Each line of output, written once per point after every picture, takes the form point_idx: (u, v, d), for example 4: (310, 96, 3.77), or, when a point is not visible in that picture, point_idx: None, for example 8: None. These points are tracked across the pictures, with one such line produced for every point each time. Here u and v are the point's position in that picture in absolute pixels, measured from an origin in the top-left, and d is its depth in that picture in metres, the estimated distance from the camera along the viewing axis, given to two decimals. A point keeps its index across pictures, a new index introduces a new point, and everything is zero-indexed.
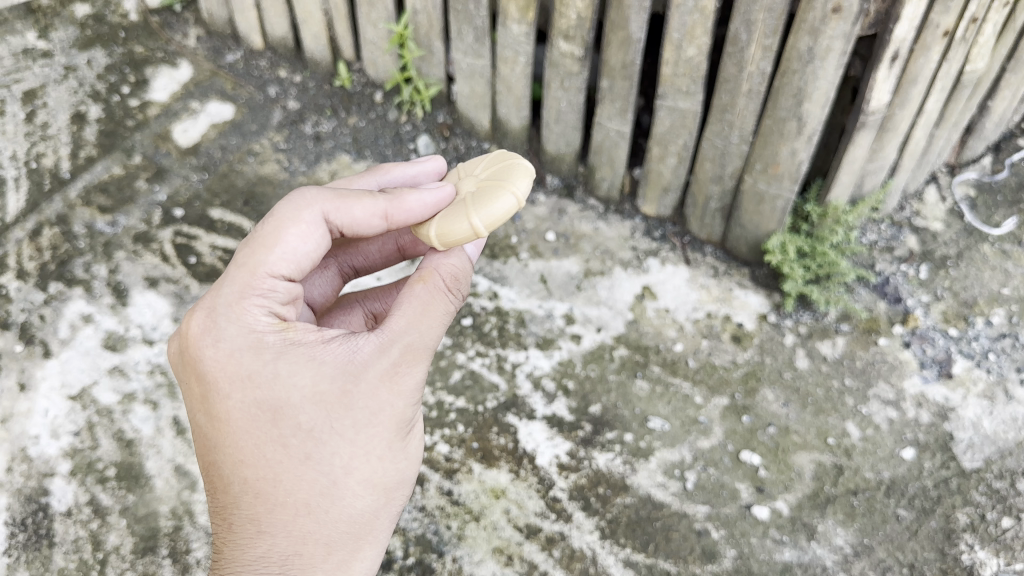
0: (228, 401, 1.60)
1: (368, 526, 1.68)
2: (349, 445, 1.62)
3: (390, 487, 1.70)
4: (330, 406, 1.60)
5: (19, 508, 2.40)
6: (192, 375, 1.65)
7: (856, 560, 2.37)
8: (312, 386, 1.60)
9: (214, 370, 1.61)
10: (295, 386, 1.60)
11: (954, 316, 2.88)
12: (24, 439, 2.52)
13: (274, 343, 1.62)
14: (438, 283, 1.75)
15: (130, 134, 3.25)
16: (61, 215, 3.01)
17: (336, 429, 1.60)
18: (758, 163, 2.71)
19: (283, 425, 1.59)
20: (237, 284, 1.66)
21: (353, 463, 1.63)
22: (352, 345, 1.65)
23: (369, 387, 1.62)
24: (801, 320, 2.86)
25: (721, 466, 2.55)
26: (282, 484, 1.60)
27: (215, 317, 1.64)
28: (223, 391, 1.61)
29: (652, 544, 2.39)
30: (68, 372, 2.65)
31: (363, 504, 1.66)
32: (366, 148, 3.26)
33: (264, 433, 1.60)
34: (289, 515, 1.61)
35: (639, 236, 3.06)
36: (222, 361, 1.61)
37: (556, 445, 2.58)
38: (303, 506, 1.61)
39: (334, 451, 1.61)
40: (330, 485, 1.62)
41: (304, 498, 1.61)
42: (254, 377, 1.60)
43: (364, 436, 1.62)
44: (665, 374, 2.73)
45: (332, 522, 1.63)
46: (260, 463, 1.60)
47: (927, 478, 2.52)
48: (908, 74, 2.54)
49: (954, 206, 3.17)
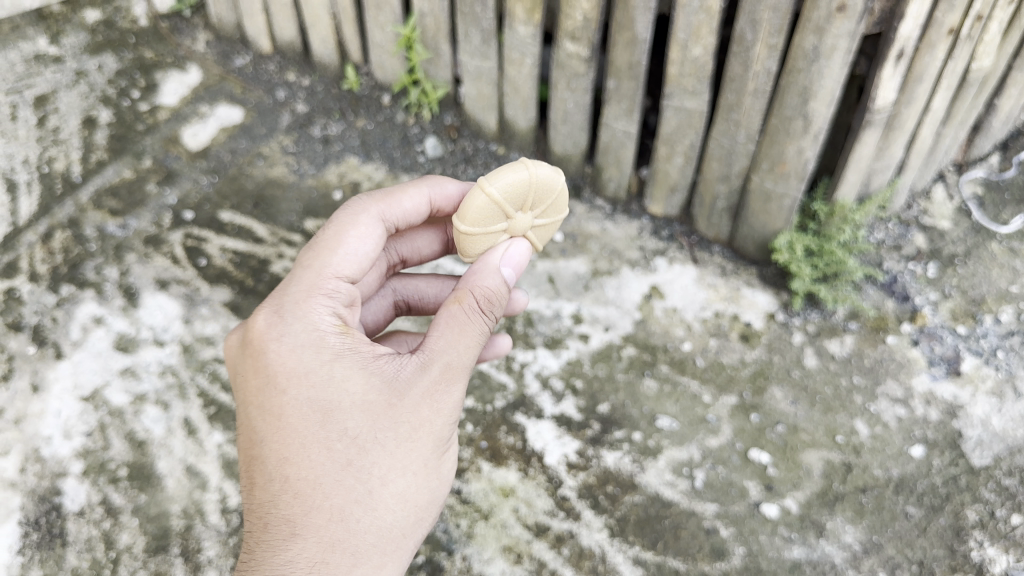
0: (282, 398, 1.64)
1: (397, 544, 1.65)
2: (390, 456, 1.62)
3: (422, 506, 1.68)
4: (376, 415, 1.62)
5: (32, 508, 2.42)
6: (250, 370, 1.69)
7: (865, 557, 2.37)
8: (362, 392, 1.63)
9: (272, 368, 1.66)
10: (347, 390, 1.63)
11: (962, 314, 2.87)
12: (36, 439, 2.54)
13: (332, 344, 1.67)
14: (472, 303, 1.73)
15: (140, 137, 3.27)
16: (72, 218, 3.03)
17: (379, 438, 1.62)
18: (765, 162, 2.72)
19: (330, 427, 1.62)
20: (306, 284, 1.74)
21: (390, 475, 1.62)
22: (400, 361, 1.68)
23: (413, 403, 1.64)
24: (809, 318, 2.87)
25: (729, 465, 2.55)
26: (323, 487, 1.60)
27: (281, 313, 1.70)
28: (280, 387, 1.65)
29: (661, 542, 2.40)
30: (80, 373, 2.67)
31: (395, 518, 1.63)
32: (374, 150, 3.28)
33: (311, 433, 1.62)
34: (321, 520, 1.59)
35: (647, 236, 3.07)
36: (283, 357, 1.66)
37: (565, 444, 2.59)
38: (336, 513, 1.60)
39: (376, 459, 1.61)
40: (366, 495, 1.61)
41: (339, 505, 1.60)
42: (309, 377, 1.64)
43: (403, 448, 1.63)
44: (674, 372, 2.74)
45: (363, 535, 1.60)
46: (303, 462, 1.61)
47: (936, 476, 2.52)
48: (914, 72, 2.54)
49: (962, 204, 3.17)
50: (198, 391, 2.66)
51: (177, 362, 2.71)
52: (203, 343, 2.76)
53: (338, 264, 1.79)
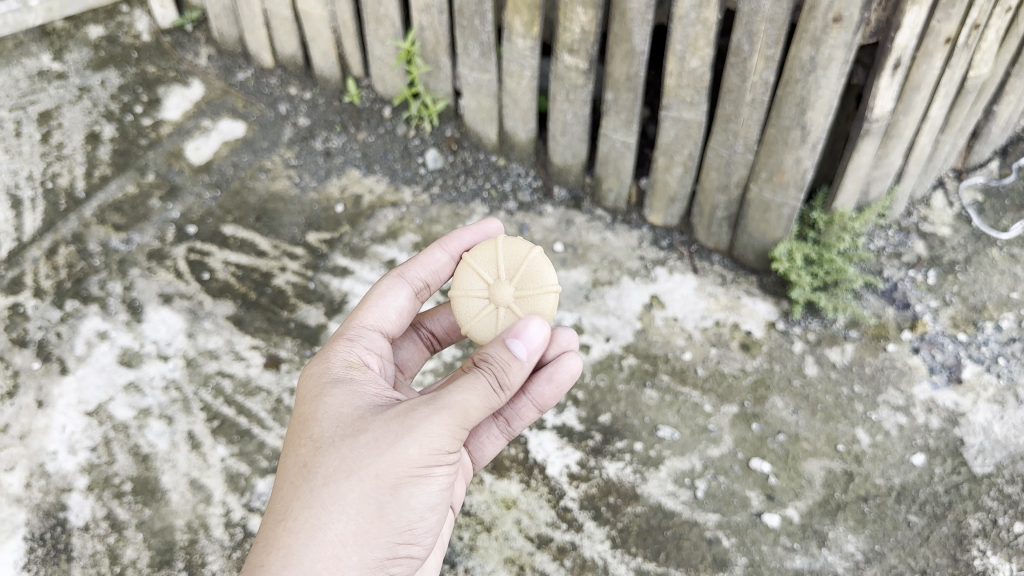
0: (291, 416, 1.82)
1: (332, 549, 1.62)
2: (341, 460, 1.64)
3: (369, 519, 1.64)
4: (343, 427, 1.69)
5: (37, 523, 2.44)
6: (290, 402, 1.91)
7: (867, 566, 2.38)
8: (341, 407, 1.73)
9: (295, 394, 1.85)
10: (331, 405, 1.74)
11: (963, 321, 2.88)
12: (42, 454, 2.56)
13: (336, 373, 1.81)
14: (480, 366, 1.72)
15: (143, 152, 3.29)
16: (76, 233, 3.06)
17: (337, 442, 1.67)
18: (763, 172, 2.73)
19: (307, 435, 1.72)
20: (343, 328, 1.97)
21: (337, 478, 1.63)
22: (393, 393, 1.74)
23: (381, 420, 1.66)
24: (809, 326, 2.87)
25: (731, 475, 2.55)
26: (284, 482, 1.70)
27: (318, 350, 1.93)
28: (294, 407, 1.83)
29: (663, 553, 2.40)
30: (84, 388, 2.69)
31: (333, 522, 1.62)
32: (375, 163, 3.30)
33: (294, 441, 1.74)
34: (274, 518, 1.65)
35: (647, 246, 3.08)
36: (303, 382, 1.85)
37: (566, 455, 2.60)
38: (284, 512, 1.64)
39: (328, 459, 1.65)
40: (313, 496, 1.64)
41: (290, 503, 1.65)
42: (309, 396, 1.79)
43: (356, 454, 1.64)
44: (674, 382, 2.75)
45: (302, 536, 1.61)
46: (281, 463, 1.74)
47: (938, 484, 2.52)
48: (911, 81, 2.55)
49: (962, 211, 3.17)
50: (202, 404, 2.67)
51: (181, 376, 2.73)
52: (206, 357, 2.78)
53: (375, 319, 2.00)
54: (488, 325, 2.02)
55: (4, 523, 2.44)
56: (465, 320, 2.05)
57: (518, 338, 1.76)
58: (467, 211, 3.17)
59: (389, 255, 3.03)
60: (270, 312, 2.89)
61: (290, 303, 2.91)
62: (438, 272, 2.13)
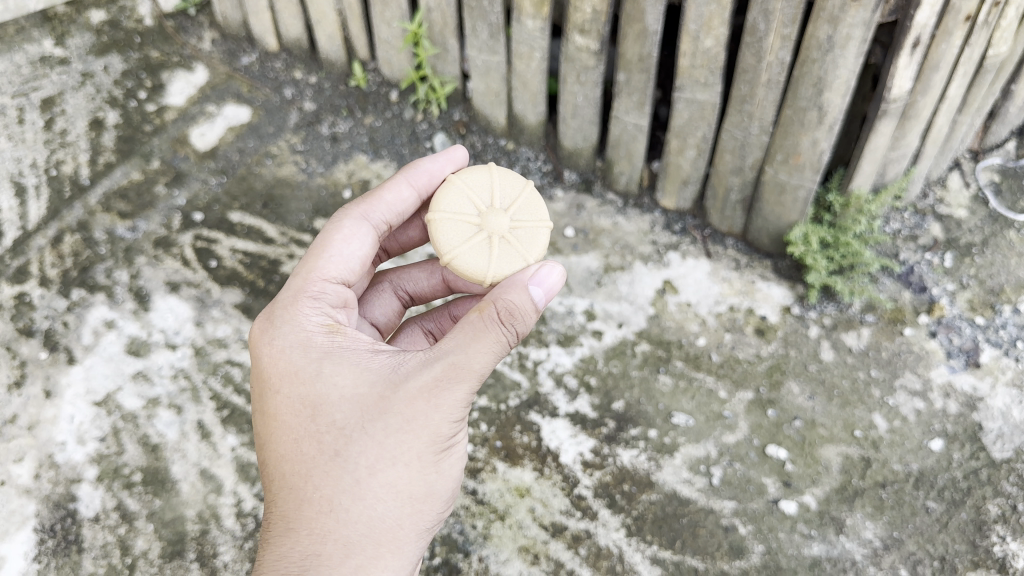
0: (277, 397, 1.70)
1: (394, 534, 1.64)
2: (377, 446, 1.62)
3: (418, 498, 1.66)
4: (360, 407, 1.64)
5: (47, 514, 2.42)
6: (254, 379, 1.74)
7: (886, 553, 2.36)
8: (356, 386, 1.66)
9: (259, 372, 1.73)
10: (335, 386, 1.67)
11: (981, 304, 2.84)
12: (50, 445, 2.54)
13: (327, 346, 1.71)
14: (490, 312, 1.65)
15: (148, 139, 3.25)
16: (81, 221, 3.02)
17: (367, 431, 1.62)
18: (779, 154, 2.68)
19: (319, 420, 1.66)
20: (292, 289, 1.80)
21: (378, 465, 1.61)
22: (398, 360, 1.69)
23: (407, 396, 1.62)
24: (825, 311, 2.83)
25: (746, 461, 2.53)
26: (291, 449, 1.67)
27: (273, 319, 1.76)
28: (274, 387, 1.70)
29: (679, 541, 2.38)
30: (92, 377, 2.67)
31: (387, 509, 1.63)
32: (382, 148, 3.26)
33: (301, 428, 1.66)
34: (312, 511, 1.63)
35: (659, 230, 3.03)
36: (274, 358, 1.72)
37: (580, 443, 2.57)
38: (325, 502, 1.62)
39: (361, 449, 1.62)
40: (353, 482, 1.62)
41: (326, 494, 1.62)
42: (299, 375, 1.69)
43: (395, 442, 1.61)
44: (688, 369, 2.71)
45: (353, 522, 1.61)
46: (267, 429, 1.70)
47: (956, 470, 2.49)
48: (930, 60, 2.50)
49: (979, 192, 3.12)
50: (212, 393, 2.65)
51: (190, 365, 2.70)
52: (215, 346, 2.75)
53: (325, 266, 1.84)
54: (477, 256, 1.89)
55: (14, 514, 2.42)
56: (448, 248, 1.89)
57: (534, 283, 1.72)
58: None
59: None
60: None
61: None
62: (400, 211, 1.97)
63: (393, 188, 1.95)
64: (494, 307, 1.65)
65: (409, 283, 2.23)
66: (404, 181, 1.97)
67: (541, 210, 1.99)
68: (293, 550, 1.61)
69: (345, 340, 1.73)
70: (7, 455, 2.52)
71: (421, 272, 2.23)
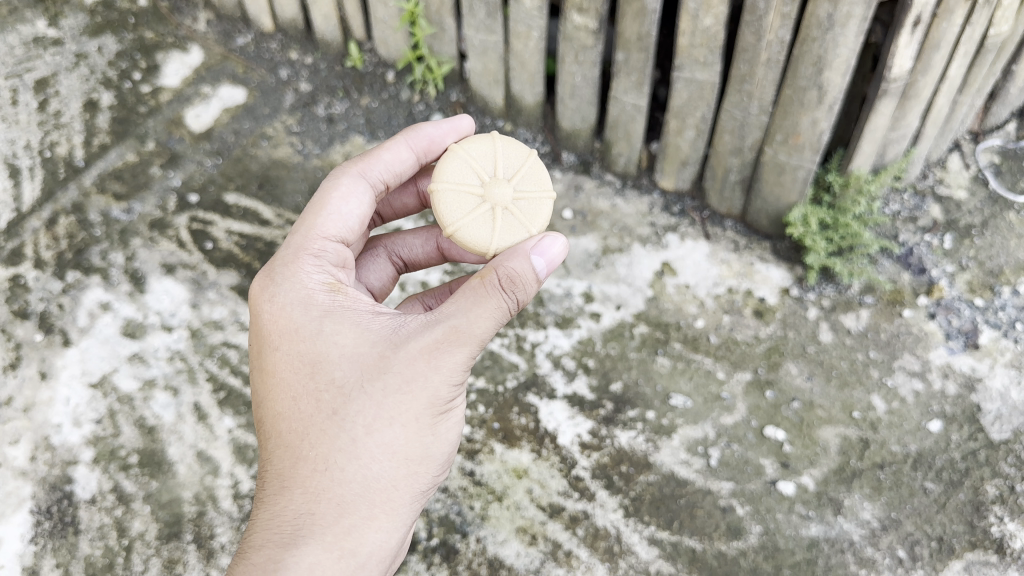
0: (277, 354, 1.70)
1: (388, 496, 1.65)
2: (375, 406, 1.62)
3: (413, 460, 1.67)
4: (360, 367, 1.65)
5: (44, 496, 2.41)
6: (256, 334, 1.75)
7: (883, 534, 2.36)
8: (357, 346, 1.66)
9: (260, 328, 1.73)
10: (335, 344, 1.67)
11: (980, 286, 2.83)
12: (46, 427, 2.53)
13: (328, 305, 1.71)
14: (493, 278, 1.64)
15: (143, 120, 3.22)
16: (76, 202, 3.00)
17: (365, 389, 1.63)
18: (779, 134, 2.66)
19: (320, 379, 1.66)
20: (294, 246, 1.80)
21: (375, 425, 1.62)
22: (398, 322, 1.69)
23: (406, 357, 1.63)
24: (824, 293, 2.82)
25: (744, 443, 2.52)
26: (290, 407, 1.67)
27: (274, 275, 1.76)
28: (276, 344, 1.71)
29: (676, 521, 2.38)
30: (88, 359, 2.65)
31: (382, 470, 1.64)
32: (379, 129, 3.24)
33: (301, 386, 1.67)
34: (309, 469, 1.63)
35: (658, 212, 3.01)
36: (276, 315, 1.72)
37: (577, 424, 2.56)
38: (321, 460, 1.63)
39: (360, 408, 1.62)
40: (350, 441, 1.62)
41: (323, 452, 1.63)
42: (301, 333, 1.69)
43: (392, 403, 1.62)
44: (686, 350, 2.70)
45: (348, 481, 1.62)
46: (267, 387, 1.70)
47: (954, 451, 2.48)
48: (930, 39, 2.47)
49: (979, 173, 3.10)
50: (208, 375, 2.64)
51: (186, 347, 2.69)
52: (211, 328, 2.73)
53: (325, 224, 1.84)
54: (481, 226, 1.88)
55: (10, 497, 2.42)
56: (452, 219, 1.88)
57: (538, 252, 1.72)
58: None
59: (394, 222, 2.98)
60: None
61: None
62: (397, 173, 1.98)
63: (395, 148, 1.96)
64: (495, 274, 1.64)
65: (404, 249, 2.24)
66: (404, 143, 1.98)
67: (545, 180, 1.99)
68: (289, 508, 1.63)
69: (346, 300, 1.73)
70: (3, 437, 2.51)
71: (417, 239, 2.23)
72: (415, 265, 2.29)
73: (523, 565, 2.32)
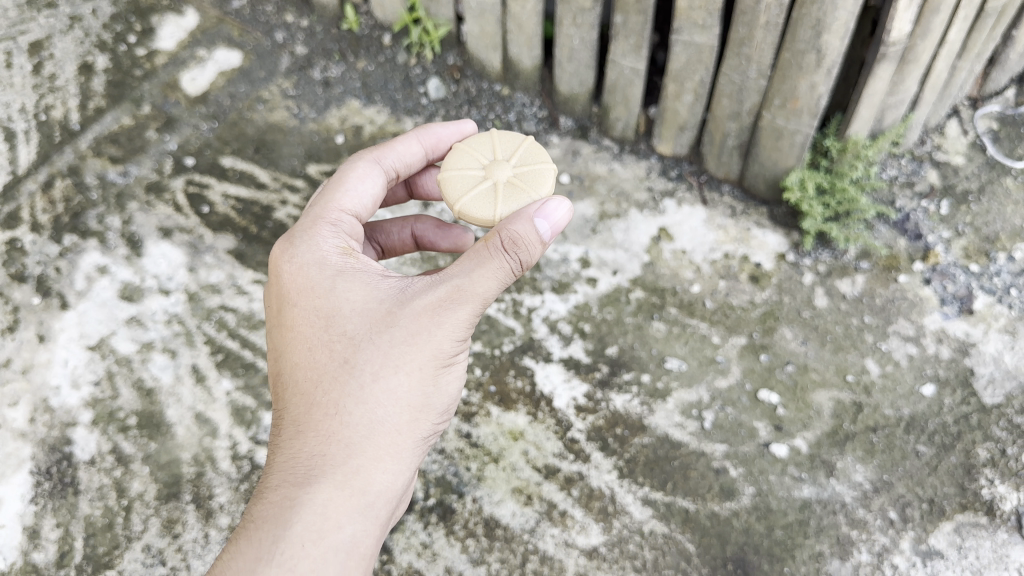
0: (295, 309, 1.72)
1: (392, 441, 1.66)
2: (383, 355, 1.63)
3: (417, 408, 1.68)
4: (372, 320, 1.67)
5: (43, 457, 2.43)
6: (272, 293, 1.77)
7: (875, 496, 2.38)
8: (367, 301, 1.69)
9: (278, 286, 1.75)
10: (347, 299, 1.69)
11: (976, 252, 2.83)
12: (45, 389, 2.54)
13: (342, 265, 1.74)
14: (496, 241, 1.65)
15: (138, 83, 3.20)
16: (72, 166, 2.99)
17: (375, 338, 1.65)
18: (777, 98, 2.66)
19: (334, 330, 1.68)
20: (311, 215, 1.82)
21: (382, 372, 1.63)
22: (410, 283, 1.71)
23: (413, 312, 1.65)
24: (820, 258, 2.83)
25: (739, 406, 2.54)
26: (305, 359, 1.69)
27: (292, 237, 1.78)
28: (292, 300, 1.73)
29: (670, 483, 2.40)
30: (85, 322, 2.66)
31: (388, 415, 1.64)
32: (375, 93, 3.22)
33: (316, 337, 1.69)
34: (320, 415, 1.65)
35: (655, 177, 3.01)
36: (293, 273, 1.74)
37: (573, 388, 2.57)
38: (332, 407, 1.64)
39: (370, 357, 1.64)
40: (359, 389, 1.63)
41: (335, 399, 1.64)
42: (317, 288, 1.71)
43: (400, 352, 1.63)
44: (682, 315, 2.71)
45: (358, 427, 1.63)
46: (285, 341, 1.72)
47: (947, 414, 2.50)
48: (931, 2, 2.45)
49: (977, 139, 3.09)
50: (206, 338, 2.65)
51: (183, 311, 2.70)
52: (209, 292, 2.74)
53: (342, 199, 1.86)
54: (484, 201, 1.88)
55: (10, 458, 2.43)
56: (457, 197, 1.90)
57: (541, 215, 1.71)
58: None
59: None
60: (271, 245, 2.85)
61: None
62: (411, 164, 2.01)
63: (407, 143, 1.99)
64: (498, 236, 1.65)
65: (380, 237, 2.28)
66: (416, 138, 2.01)
67: (545, 155, 1.98)
68: (300, 451, 1.65)
69: (360, 261, 1.76)
70: (2, 399, 2.52)
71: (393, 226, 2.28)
72: (392, 251, 2.34)
73: (519, 525, 2.35)
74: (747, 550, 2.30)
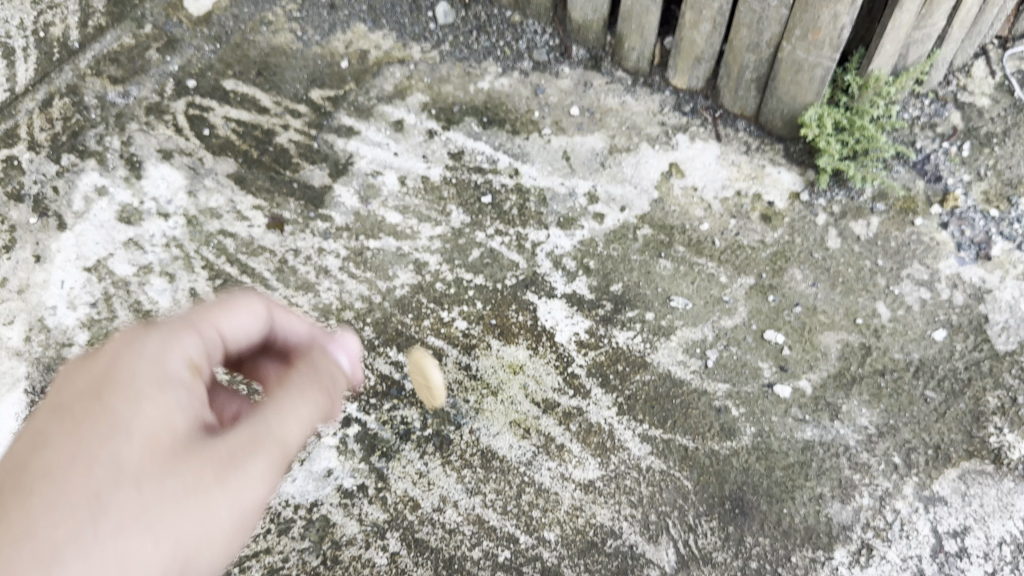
0: (39, 418, 1.32)
1: (128, 497, 1.26)
2: (123, 377, 1.35)
3: (169, 449, 1.30)
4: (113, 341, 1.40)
5: (38, 376, 2.40)
6: (27, 439, 1.30)
7: (880, 440, 2.33)
8: (153, 370, 1.37)
9: (40, 418, 1.31)
10: (131, 360, 1.38)
11: (996, 197, 2.74)
12: (41, 309, 2.50)
13: (170, 375, 1.38)
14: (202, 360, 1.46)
15: (140, 2, 3.12)
16: (71, 85, 2.93)
17: (120, 355, 1.38)
18: (797, 29, 2.55)
19: (87, 384, 1.35)
20: (177, 322, 1.48)
21: (121, 399, 1.32)
22: (188, 379, 1.40)
23: (142, 341, 1.40)
24: (834, 198, 2.74)
25: (743, 345, 2.48)
26: (26, 438, 1.30)
27: (132, 338, 1.40)
28: (50, 401, 1.34)
29: (670, 420, 2.36)
30: (83, 244, 2.61)
31: (127, 460, 1.28)
32: (382, 18, 3.13)
33: (36, 424, 1.30)
34: (23, 480, 1.25)
35: (669, 111, 2.92)
36: (72, 392, 1.35)
37: (576, 323, 2.52)
38: (65, 433, 1.30)
39: (110, 385, 1.34)
40: (78, 431, 1.30)
41: (23, 451, 1.28)
42: (63, 423, 1.30)
43: (139, 368, 1.36)
44: (691, 253, 2.64)
45: (74, 485, 1.24)
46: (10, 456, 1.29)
47: (958, 360, 2.44)
48: None
49: (1004, 80, 2.97)
50: (204, 263, 2.61)
51: (182, 235, 2.65)
52: (208, 216, 2.70)
53: (228, 326, 1.54)
54: None
55: (5, 376, 2.40)
56: None
57: None
58: (479, 73, 3.01)
59: (397, 117, 2.93)
60: (272, 171, 2.81)
61: (293, 163, 2.83)
62: None
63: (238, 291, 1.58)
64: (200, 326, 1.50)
65: None
66: None
67: None
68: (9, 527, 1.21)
69: (191, 381, 1.40)
70: None
71: None
72: None
73: (515, 457, 2.32)
74: (746, 490, 2.26)
